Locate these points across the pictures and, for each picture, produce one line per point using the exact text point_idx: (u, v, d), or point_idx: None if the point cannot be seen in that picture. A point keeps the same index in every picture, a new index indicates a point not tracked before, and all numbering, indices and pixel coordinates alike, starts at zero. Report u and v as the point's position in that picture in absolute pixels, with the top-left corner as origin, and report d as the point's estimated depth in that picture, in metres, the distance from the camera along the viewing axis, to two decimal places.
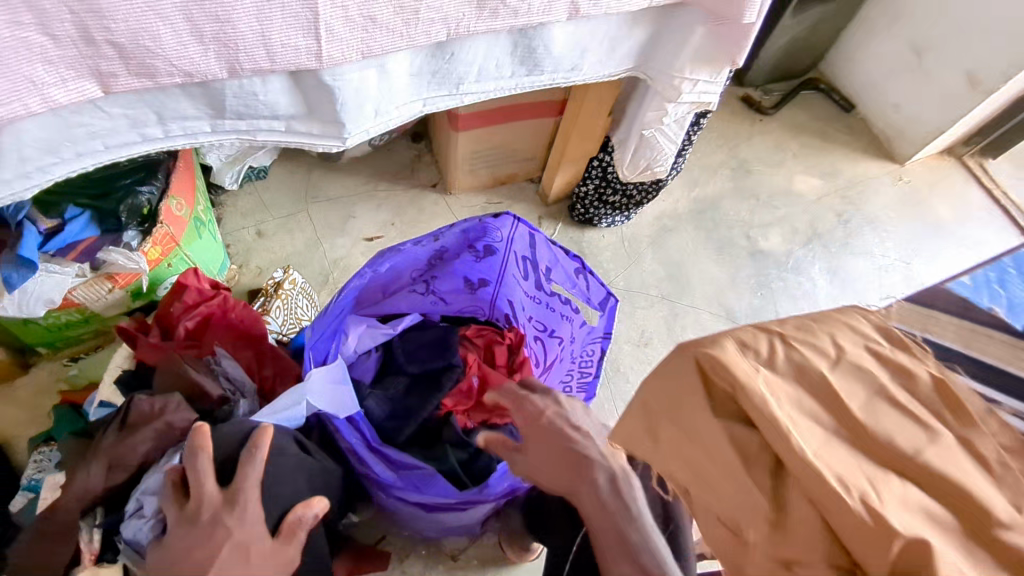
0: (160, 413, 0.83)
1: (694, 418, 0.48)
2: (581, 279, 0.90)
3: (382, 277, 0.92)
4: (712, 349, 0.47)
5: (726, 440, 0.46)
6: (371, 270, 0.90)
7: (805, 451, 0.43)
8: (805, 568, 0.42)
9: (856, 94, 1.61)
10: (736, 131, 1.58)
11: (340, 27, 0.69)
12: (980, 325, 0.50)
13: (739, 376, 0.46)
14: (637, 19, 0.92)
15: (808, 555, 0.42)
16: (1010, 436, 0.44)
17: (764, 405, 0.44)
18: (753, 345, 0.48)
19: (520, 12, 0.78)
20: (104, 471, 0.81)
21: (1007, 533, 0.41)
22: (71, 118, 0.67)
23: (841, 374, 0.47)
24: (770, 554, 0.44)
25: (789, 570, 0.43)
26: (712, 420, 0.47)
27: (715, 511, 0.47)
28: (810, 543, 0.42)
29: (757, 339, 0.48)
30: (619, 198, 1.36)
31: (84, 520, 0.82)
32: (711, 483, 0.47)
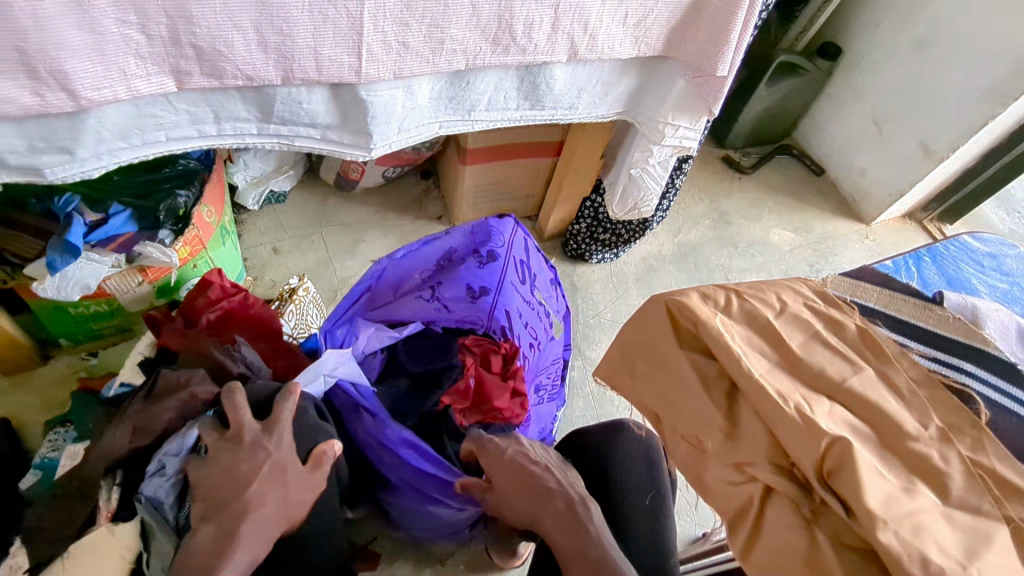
0: (185, 384, 0.90)
1: (664, 352, 0.57)
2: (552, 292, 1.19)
3: (397, 269, 1.07)
4: (680, 296, 0.57)
5: (689, 366, 0.55)
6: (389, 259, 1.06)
7: (752, 371, 0.52)
8: (753, 467, 0.50)
9: (825, 160, 1.78)
10: (717, 186, 1.73)
11: (378, 49, 0.82)
12: (898, 293, 0.61)
13: (700, 315, 0.55)
14: (627, 68, 1.07)
15: (755, 457, 0.51)
16: (918, 371, 0.54)
17: (720, 336, 0.54)
18: (712, 296, 0.58)
19: (527, 50, 0.92)
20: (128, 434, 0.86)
21: (914, 441, 0.50)
22: (146, 108, 0.79)
23: (783, 321, 0.57)
24: (724, 460, 0.52)
25: (739, 471, 0.51)
26: (680, 351, 0.56)
27: (680, 430, 0.55)
28: (756, 448, 0.51)
29: (716, 292, 0.58)
30: (609, 235, 1.48)
31: (105, 479, 0.86)
32: (678, 406, 0.55)
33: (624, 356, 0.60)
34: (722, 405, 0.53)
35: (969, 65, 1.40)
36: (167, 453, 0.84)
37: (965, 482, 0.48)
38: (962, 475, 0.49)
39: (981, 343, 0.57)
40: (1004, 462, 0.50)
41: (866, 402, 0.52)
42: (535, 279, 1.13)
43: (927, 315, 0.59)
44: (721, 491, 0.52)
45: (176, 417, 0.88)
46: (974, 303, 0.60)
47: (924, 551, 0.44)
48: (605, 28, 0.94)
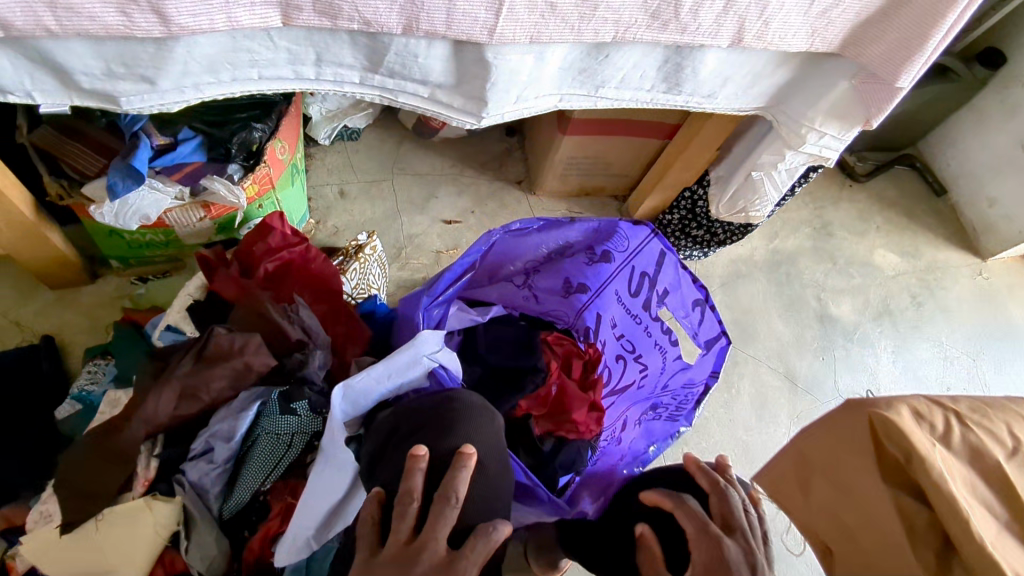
0: (239, 352, 0.80)
1: (856, 478, 0.46)
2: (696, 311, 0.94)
3: (500, 251, 0.96)
4: (888, 412, 0.45)
5: (891, 508, 0.43)
6: (496, 238, 0.93)
7: (985, 541, 0.40)
8: None
9: (950, 179, 1.59)
10: (825, 191, 1.56)
11: (521, 8, 0.68)
12: None
13: (914, 444, 0.43)
14: (786, 60, 0.91)
15: None
16: None
17: (941, 480, 0.41)
18: (929, 417, 0.45)
19: (687, 30, 0.77)
20: (174, 399, 0.78)
21: None
22: (242, 42, 0.66)
23: (1018, 466, 0.44)
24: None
25: None
26: (881, 486, 0.44)
27: None
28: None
29: (932, 412, 0.46)
30: (702, 233, 1.35)
31: (143, 445, 0.79)
32: (866, 552, 0.44)
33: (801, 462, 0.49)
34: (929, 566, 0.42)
35: None
36: (216, 436, 0.79)
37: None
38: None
39: None
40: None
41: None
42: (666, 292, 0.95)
43: None
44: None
45: (227, 387, 0.80)
46: None
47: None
48: (783, 15, 0.78)
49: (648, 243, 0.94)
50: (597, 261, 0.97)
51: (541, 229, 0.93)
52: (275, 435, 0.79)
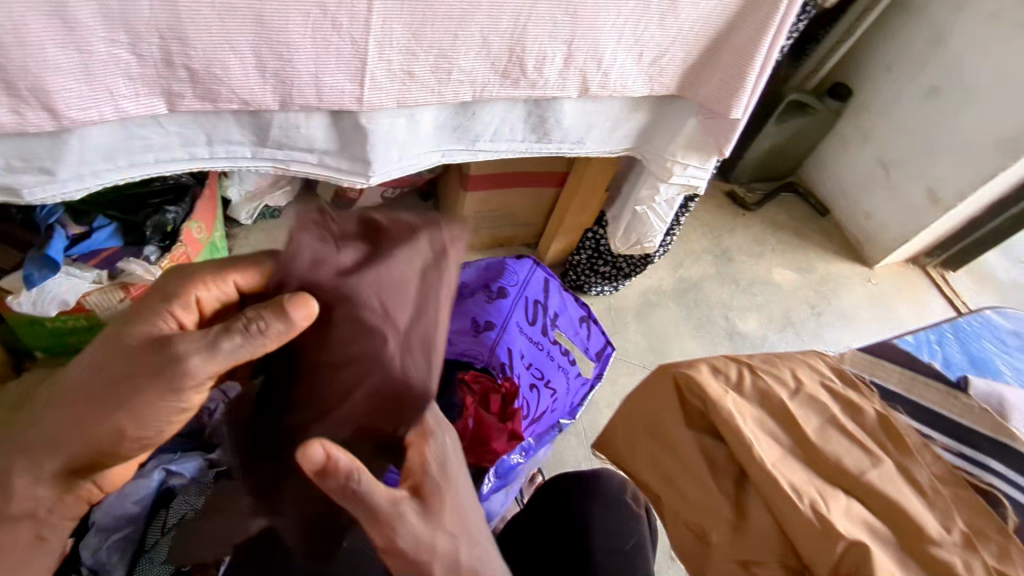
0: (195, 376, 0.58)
1: (671, 429, 0.55)
2: (582, 328, 1.09)
3: None
4: (689, 370, 0.54)
5: (695, 448, 0.53)
6: None
7: (765, 462, 0.49)
8: (758, 566, 0.48)
9: (830, 201, 1.75)
10: (720, 222, 1.70)
11: (382, 77, 0.79)
12: (920, 374, 0.57)
13: (708, 394, 0.52)
14: (637, 105, 1.04)
15: (759, 555, 0.48)
16: (942, 467, 0.51)
17: (730, 419, 0.51)
18: (723, 370, 0.55)
19: (536, 84, 0.89)
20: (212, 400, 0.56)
21: (939, 549, 0.46)
22: (134, 129, 0.74)
23: (798, 402, 0.54)
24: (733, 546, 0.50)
25: (744, 568, 0.49)
26: (695, 431, 0.54)
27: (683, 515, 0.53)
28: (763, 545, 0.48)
29: (727, 366, 0.55)
30: (609, 269, 1.45)
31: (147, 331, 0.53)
32: (684, 489, 0.53)
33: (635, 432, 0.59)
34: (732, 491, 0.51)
35: (980, 116, 1.35)
36: (128, 499, 0.83)
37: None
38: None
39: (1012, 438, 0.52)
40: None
41: (878, 506, 0.49)
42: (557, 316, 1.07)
43: (953, 401, 0.54)
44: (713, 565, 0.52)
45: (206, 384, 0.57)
46: (1000, 391, 0.55)
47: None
48: (618, 65, 0.91)
49: (532, 272, 1.07)
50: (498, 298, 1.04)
51: None
52: (189, 505, 0.82)
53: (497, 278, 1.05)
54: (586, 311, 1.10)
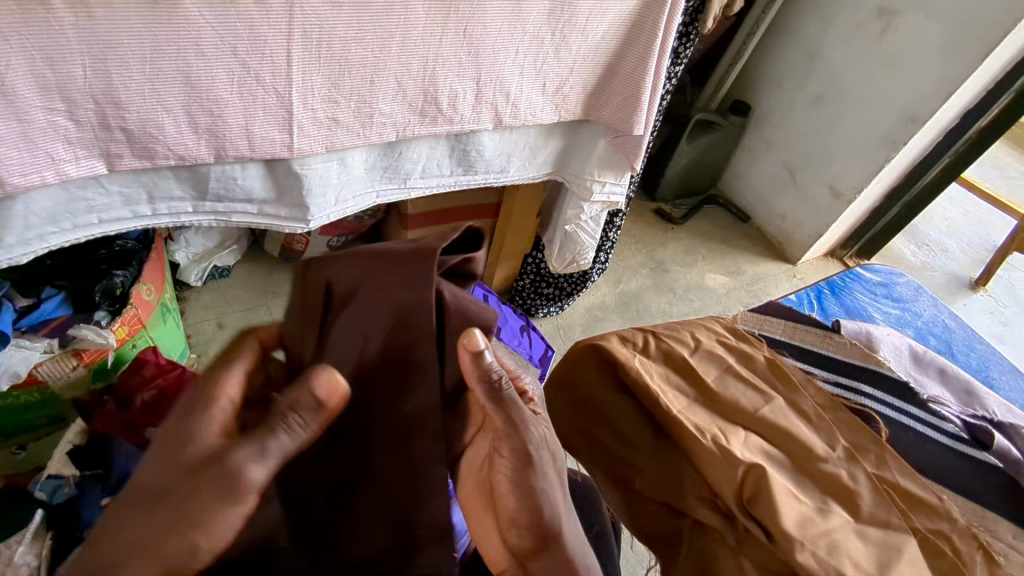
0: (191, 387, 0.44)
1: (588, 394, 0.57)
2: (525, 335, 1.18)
3: None
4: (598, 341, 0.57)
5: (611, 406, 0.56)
6: None
7: (667, 409, 0.51)
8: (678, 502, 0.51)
9: (749, 208, 1.89)
10: (652, 237, 1.81)
11: (310, 125, 0.87)
12: (802, 323, 0.62)
13: (614, 356, 0.55)
14: (551, 133, 1.15)
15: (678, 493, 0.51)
16: (823, 396, 0.54)
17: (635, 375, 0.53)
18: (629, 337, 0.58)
19: (454, 120, 0.99)
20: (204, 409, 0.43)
21: (824, 463, 0.49)
22: (77, 191, 0.79)
23: (698, 357, 0.57)
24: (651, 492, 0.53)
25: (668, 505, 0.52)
26: (613, 394, 0.56)
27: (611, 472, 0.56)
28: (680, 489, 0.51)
29: (634, 334, 0.58)
30: (552, 289, 1.54)
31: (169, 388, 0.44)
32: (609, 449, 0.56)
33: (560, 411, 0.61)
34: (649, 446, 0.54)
35: (860, 115, 1.51)
36: None
37: (874, 498, 0.48)
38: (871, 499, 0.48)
39: (879, 363, 0.58)
40: (908, 476, 0.50)
41: (773, 435, 0.51)
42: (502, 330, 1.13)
43: (827, 341, 0.60)
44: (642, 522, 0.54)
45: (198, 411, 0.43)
46: (867, 328, 0.62)
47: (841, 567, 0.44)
48: (525, 97, 1.02)
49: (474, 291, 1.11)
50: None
51: None
52: None
53: None
54: (525, 320, 1.18)
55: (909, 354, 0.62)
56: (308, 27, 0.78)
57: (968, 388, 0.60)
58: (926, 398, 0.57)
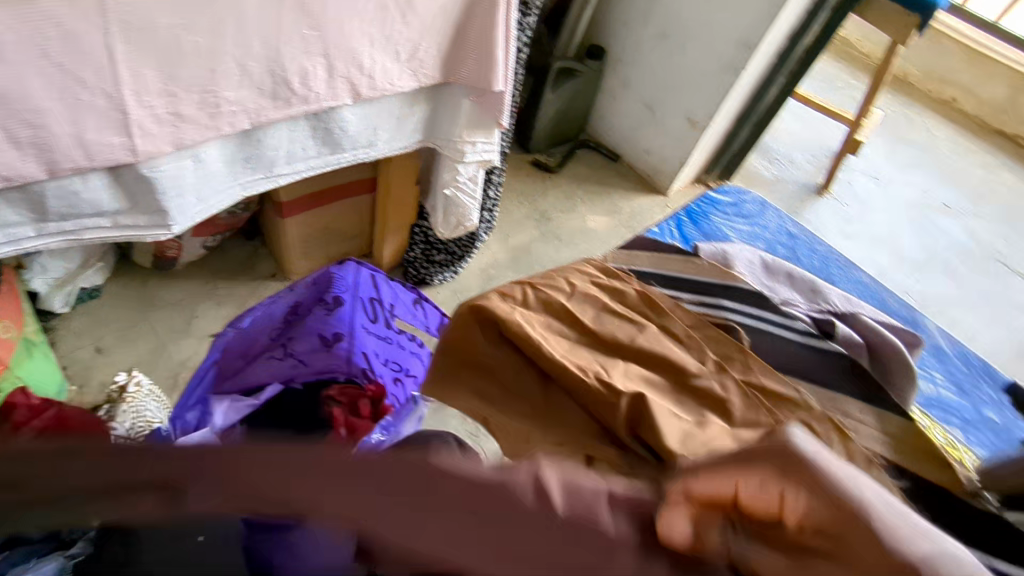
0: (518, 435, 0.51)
1: (473, 355, 0.57)
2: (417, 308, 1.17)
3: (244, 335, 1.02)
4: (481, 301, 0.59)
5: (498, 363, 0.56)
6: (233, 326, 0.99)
7: (552, 355, 0.54)
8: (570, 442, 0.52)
9: (617, 147, 1.98)
10: (533, 188, 1.86)
11: (151, 124, 0.81)
12: (664, 250, 0.66)
13: (499, 314, 0.57)
14: (414, 98, 1.19)
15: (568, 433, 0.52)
16: (691, 317, 0.59)
17: (521, 329, 0.55)
18: (510, 293, 0.60)
19: (309, 99, 0.96)
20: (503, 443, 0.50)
21: (697, 378, 0.54)
22: None
23: (575, 299, 0.60)
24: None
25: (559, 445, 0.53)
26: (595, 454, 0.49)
27: None
28: (572, 429, 0.52)
29: (513, 289, 0.61)
30: (443, 256, 1.58)
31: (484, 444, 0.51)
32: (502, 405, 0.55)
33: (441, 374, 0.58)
34: (539, 395, 0.55)
35: (702, 47, 1.60)
36: None
37: (744, 403, 0.53)
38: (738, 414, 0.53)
39: (734, 278, 0.62)
40: (769, 376, 0.55)
41: (649, 363, 0.56)
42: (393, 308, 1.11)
43: (690, 265, 0.63)
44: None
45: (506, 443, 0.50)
46: (723, 249, 0.66)
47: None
48: (379, 66, 1.01)
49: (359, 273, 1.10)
50: (336, 308, 1.04)
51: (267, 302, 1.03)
52: None
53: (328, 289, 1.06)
54: (417, 294, 1.17)
55: (761, 265, 0.66)
56: (127, 18, 0.72)
57: (813, 287, 0.65)
58: (778, 302, 0.62)
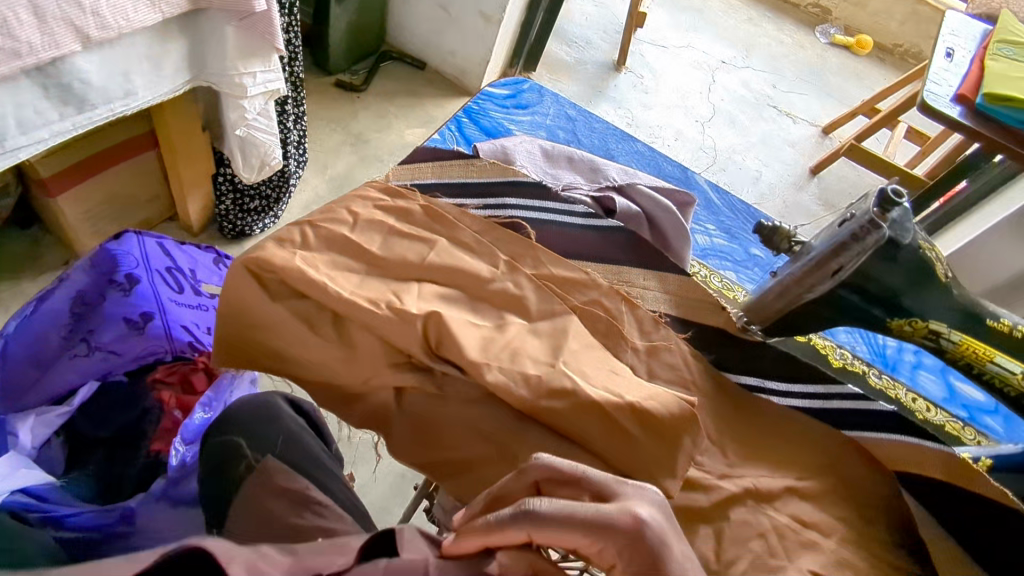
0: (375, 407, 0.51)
1: (260, 312, 0.52)
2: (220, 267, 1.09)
3: (24, 343, 0.89)
4: (257, 254, 0.53)
5: (288, 314, 0.52)
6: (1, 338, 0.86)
7: (341, 294, 0.51)
8: (377, 378, 0.51)
9: (422, 54, 1.89)
10: (342, 112, 1.74)
11: None
12: (446, 158, 0.63)
13: (278, 263, 0.52)
14: (166, 33, 1.04)
15: (373, 369, 0.51)
16: (479, 223, 0.59)
17: (303, 273, 0.51)
18: (287, 237, 0.55)
19: (22, 53, 0.80)
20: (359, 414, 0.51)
21: (491, 283, 0.55)
22: None
23: (359, 230, 0.57)
24: (352, 379, 0.51)
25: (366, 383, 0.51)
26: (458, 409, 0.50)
27: (314, 379, 0.53)
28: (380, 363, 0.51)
29: (290, 232, 0.56)
30: (257, 202, 1.47)
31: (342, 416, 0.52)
32: (302, 357, 0.52)
33: (230, 339, 0.54)
34: (337, 338, 0.51)
35: None
36: None
37: (540, 297, 0.54)
38: (536, 310, 0.54)
39: (516, 174, 0.61)
40: (559, 264, 0.57)
41: (445, 280, 0.55)
42: (195, 273, 1.02)
43: (472, 168, 0.62)
44: (359, 411, 0.52)
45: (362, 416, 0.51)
46: (502, 144, 0.66)
47: (522, 369, 0.49)
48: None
49: (145, 242, 0.98)
50: (133, 288, 0.93)
51: (40, 300, 0.90)
52: None
53: (114, 269, 0.94)
54: (216, 252, 1.08)
55: (541, 153, 0.67)
56: None
57: (592, 165, 0.67)
58: (561, 189, 0.64)
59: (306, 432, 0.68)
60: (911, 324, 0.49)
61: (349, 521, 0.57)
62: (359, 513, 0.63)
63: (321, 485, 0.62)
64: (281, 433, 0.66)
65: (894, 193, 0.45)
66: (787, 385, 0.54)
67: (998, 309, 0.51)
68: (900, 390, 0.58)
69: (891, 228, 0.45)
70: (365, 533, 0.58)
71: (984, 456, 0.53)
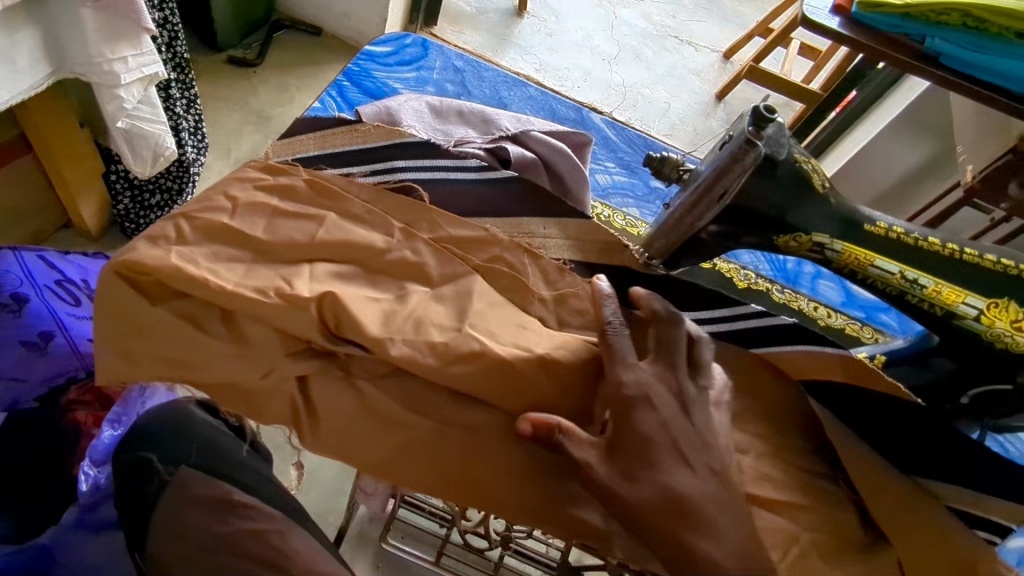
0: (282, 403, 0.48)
1: (139, 317, 0.48)
2: None
3: None
4: (127, 256, 0.48)
5: (170, 316, 0.48)
6: None
7: (224, 287, 0.48)
8: (276, 370, 0.48)
9: (316, 19, 1.78)
10: (238, 90, 1.64)
11: None
12: (326, 126, 0.58)
13: (149, 264, 0.48)
14: (11, 23, 0.94)
15: (270, 360, 0.48)
16: (367, 191, 0.56)
17: (178, 271, 0.48)
18: (159, 233, 0.50)
19: None
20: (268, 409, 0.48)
21: (387, 255, 0.52)
22: None
23: (239, 216, 0.53)
24: (249, 376, 0.48)
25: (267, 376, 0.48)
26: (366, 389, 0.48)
27: (209, 383, 0.49)
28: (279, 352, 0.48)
29: (162, 228, 0.51)
30: (159, 197, 1.37)
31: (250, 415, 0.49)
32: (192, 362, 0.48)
33: (112, 354, 0.49)
34: (228, 333, 0.49)
35: None
36: None
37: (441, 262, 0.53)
38: (438, 275, 0.52)
39: (402, 134, 0.58)
40: (456, 225, 0.55)
41: (340, 256, 0.52)
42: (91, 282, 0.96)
43: (355, 133, 0.58)
44: (264, 408, 0.49)
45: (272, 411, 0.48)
46: (385, 104, 0.62)
47: (427, 338, 0.47)
48: None
49: (26, 257, 0.91)
50: (23, 308, 0.87)
51: None
52: None
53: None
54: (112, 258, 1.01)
55: (430, 110, 0.63)
56: None
57: (483, 116, 0.64)
58: (452, 146, 0.60)
59: (230, 435, 0.65)
60: (796, 239, 0.50)
61: (280, 518, 0.58)
62: (296, 506, 0.63)
63: (246, 485, 0.60)
64: (196, 442, 0.62)
65: (767, 108, 0.44)
66: (694, 314, 0.55)
67: (874, 213, 0.51)
68: (801, 301, 0.61)
69: (767, 144, 0.45)
70: (299, 525, 0.59)
71: (878, 353, 0.56)
